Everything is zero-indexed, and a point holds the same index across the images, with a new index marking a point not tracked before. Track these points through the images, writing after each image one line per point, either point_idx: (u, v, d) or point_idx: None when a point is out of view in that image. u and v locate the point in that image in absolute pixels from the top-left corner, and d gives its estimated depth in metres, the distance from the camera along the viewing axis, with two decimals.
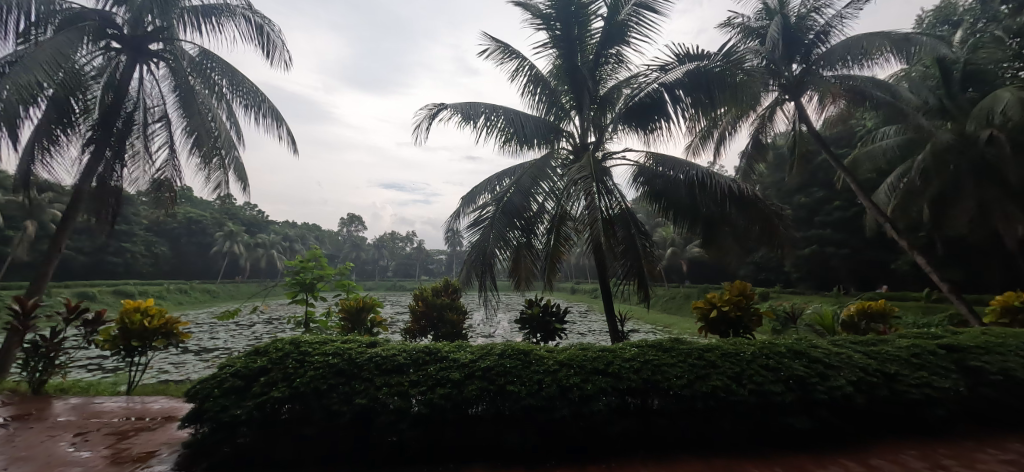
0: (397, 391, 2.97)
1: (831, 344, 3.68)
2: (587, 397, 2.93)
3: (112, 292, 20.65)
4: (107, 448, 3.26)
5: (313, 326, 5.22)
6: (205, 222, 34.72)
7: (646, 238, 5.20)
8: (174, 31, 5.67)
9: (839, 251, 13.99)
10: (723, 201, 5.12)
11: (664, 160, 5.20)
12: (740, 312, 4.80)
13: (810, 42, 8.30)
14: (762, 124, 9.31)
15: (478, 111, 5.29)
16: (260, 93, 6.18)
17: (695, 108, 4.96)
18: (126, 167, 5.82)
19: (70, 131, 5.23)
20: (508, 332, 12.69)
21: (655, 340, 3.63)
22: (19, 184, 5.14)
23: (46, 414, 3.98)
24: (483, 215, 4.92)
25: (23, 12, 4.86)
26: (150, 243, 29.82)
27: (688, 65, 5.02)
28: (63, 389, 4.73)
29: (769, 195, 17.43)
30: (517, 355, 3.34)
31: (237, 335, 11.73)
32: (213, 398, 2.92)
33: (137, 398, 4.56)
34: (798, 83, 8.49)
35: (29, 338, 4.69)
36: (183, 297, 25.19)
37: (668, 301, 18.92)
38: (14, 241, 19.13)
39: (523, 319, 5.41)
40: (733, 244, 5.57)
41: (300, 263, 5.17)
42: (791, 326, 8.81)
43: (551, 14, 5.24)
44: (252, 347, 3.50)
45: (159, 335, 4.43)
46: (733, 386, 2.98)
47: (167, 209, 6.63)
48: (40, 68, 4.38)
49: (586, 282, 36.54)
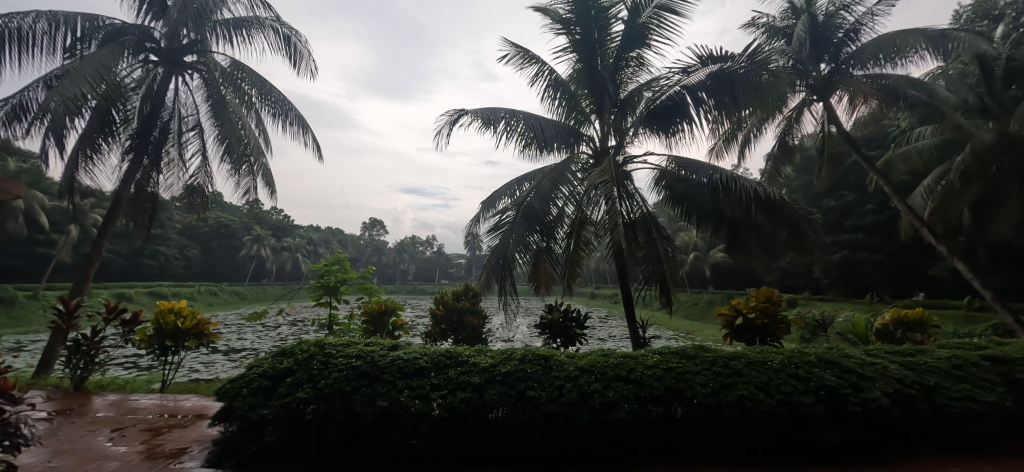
0: (417, 394, 2.99)
1: (865, 354, 3.52)
2: (608, 404, 2.89)
3: (149, 294, 21.73)
4: (142, 444, 3.39)
5: (336, 328, 5.27)
6: (234, 227, 36.00)
7: (669, 242, 5.10)
8: (207, 43, 5.92)
9: (871, 257, 13.42)
10: (748, 205, 4.98)
11: (686, 163, 5.15)
12: (767, 320, 4.64)
13: (839, 41, 8.05)
14: (788, 126, 9.07)
15: (498, 116, 5.31)
16: (288, 101, 6.37)
17: (719, 110, 4.85)
18: (161, 174, 6.09)
19: (110, 140, 5.51)
20: (528, 336, 12.69)
21: (678, 346, 3.55)
22: (64, 190, 5.44)
23: (86, 409, 4.18)
24: (502, 220, 4.92)
25: (70, 28, 5.18)
26: (183, 245, 31.34)
27: (712, 66, 4.93)
28: (102, 386, 4.95)
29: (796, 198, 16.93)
30: (538, 360, 3.32)
31: (264, 336, 12.10)
32: (242, 398, 3.03)
33: (170, 396, 4.73)
34: (827, 83, 8.30)
35: (72, 336, 4.91)
36: (213, 299, 26.17)
37: (690, 307, 18.57)
38: (59, 244, 20.36)
39: (542, 324, 5.36)
40: (759, 250, 5.38)
41: (324, 266, 5.26)
42: (822, 335, 8.49)
43: (571, 19, 5.22)
44: (278, 347, 3.60)
45: (191, 336, 4.58)
46: (759, 395, 2.88)
47: (199, 213, 6.91)
48: (85, 81, 4.63)
49: (606, 288, 36.29)
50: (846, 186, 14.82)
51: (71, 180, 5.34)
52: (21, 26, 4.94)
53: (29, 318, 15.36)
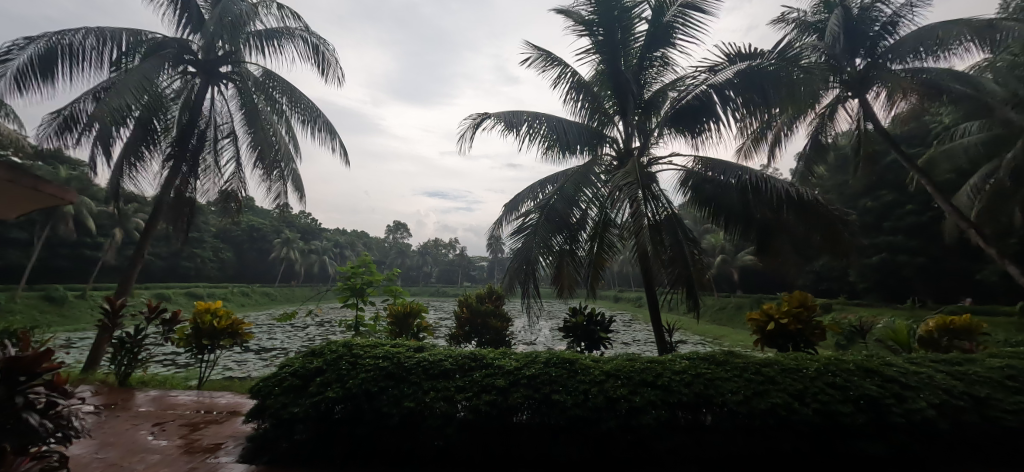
0: (443, 396, 3.01)
1: (909, 363, 3.34)
2: (634, 410, 2.83)
3: (187, 294, 22.75)
4: (181, 438, 3.53)
5: (363, 329, 5.36)
6: (264, 230, 37.26)
7: (696, 244, 4.98)
8: (240, 54, 6.17)
9: (912, 260, 12.76)
10: (779, 206, 4.82)
11: (714, 164, 5.08)
12: (802, 326, 4.47)
13: (875, 34, 7.72)
14: (821, 124, 8.75)
15: (521, 119, 5.30)
16: (316, 108, 6.55)
17: (747, 108, 4.69)
18: (198, 180, 6.37)
19: (152, 148, 5.80)
20: (551, 340, 12.61)
21: (707, 352, 3.46)
22: (110, 196, 5.76)
23: (129, 404, 4.39)
24: (526, 222, 4.91)
25: (116, 43, 5.50)
26: (217, 248, 32.71)
27: (741, 65, 4.78)
28: (144, 382, 5.19)
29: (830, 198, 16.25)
30: (562, 364, 3.28)
31: (294, 336, 12.47)
32: (274, 396, 3.13)
33: (206, 393, 4.93)
34: (862, 78, 7.96)
35: (117, 334, 5.18)
36: (245, 300, 27.15)
37: (718, 312, 18.08)
38: (105, 246, 21.61)
39: (566, 327, 5.31)
40: (791, 253, 5.18)
41: (351, 268, 5.38)
42: (860, 342, 8.12)
43: (594, 20, 5.17)
44: (308, 348, 3.70)
45: (225, 335, 4.76)
46: (793, 403, 2.76)
47: (233, 217, 7.18)
48: (129, 93, 4.90)
49: (631, 291, 35.74)
50: (884, 185, 14.13)
51: (117, 186, 5.65)
52: (72, 42, 5.27)
53: (80, 317, 16.37)
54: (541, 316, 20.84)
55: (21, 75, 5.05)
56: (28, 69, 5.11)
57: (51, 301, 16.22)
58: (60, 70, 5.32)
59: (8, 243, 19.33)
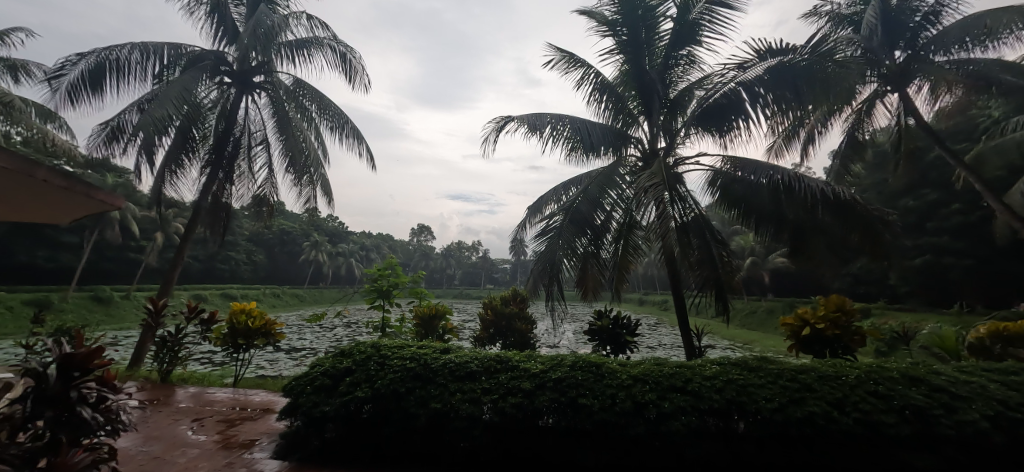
0: (469, 398, 3.03)
1: (958, 371, 3.14)
2: (663, 415, 2.78)
3: (222, 295, 23.73)
4: (218, 434, 3.67)
5: (389, 331, 5.45)
6: (294, 234, 38.50)
7: (725, 246, 4.84)
8: (272, 64, 6.41)
9: (958, 262, 12.07)
10: (813, 207, 4.65)
11: (744, 164, 4.97)
12: (839, 331, 4.28)
13: (915, 25, 7.37)
14: (858, 120, 8.39)
15: (544, 121, 5.29)
16: (344, 115, 6.74)
17: (778, 105, 4.54)
18: (234, 186, 6.64)
19: (191, 156, 6.09)
20: (575, 342, 12.52)
21: (739, 357, 3.34)
22: (153, 201, 6.07)
23: (170, 400, 4.60)
24: (550, 224, 4.90)
25: (158, 57, 5.79)
26: (250, 251, 34.03)
27: (771, 61, 4.64)
28: (183, 379, 5.43)
29: (869, 198, 15.51)
30: (589, 368, 3.24)
31: (323, 336, 12.80)
32: (306, 395, 3.24)
33: (241, 390, 5.12)
34: (903, 71, 7.59)
35: (159, 333, 5.44)
36: (276, 301, 28.10)
37: (747, 316, 17.53)
38: (148, 249, 22.82)
39: (591, 330, 5.25)
40: (827, 255, 4.98)
41: (377, 270, 5.48)
42: (903, 349, 7.71)
43: (617, 20, 5.13)
44: (338, 348, 3.79)
45: (259, 335, 4.94)
46: (832, 412, 2.63)
47: (265, 221, 7.44)
48: (170, 103, 5.16)
49: (656, 294, 35.09)
50: (926, 183, 13.39)
51: (159, 192, 5.96)
52: (120, 56, 5.59)
53: (125, 316, 17.33)
54: (567, 319, 20.73)
55: (73, 89, 5.41)
56: (79, 83, 5.46)
57: (99, 301, 17.26)
58: (108, 84, 5.65)
59: (62, 247, 20.63)
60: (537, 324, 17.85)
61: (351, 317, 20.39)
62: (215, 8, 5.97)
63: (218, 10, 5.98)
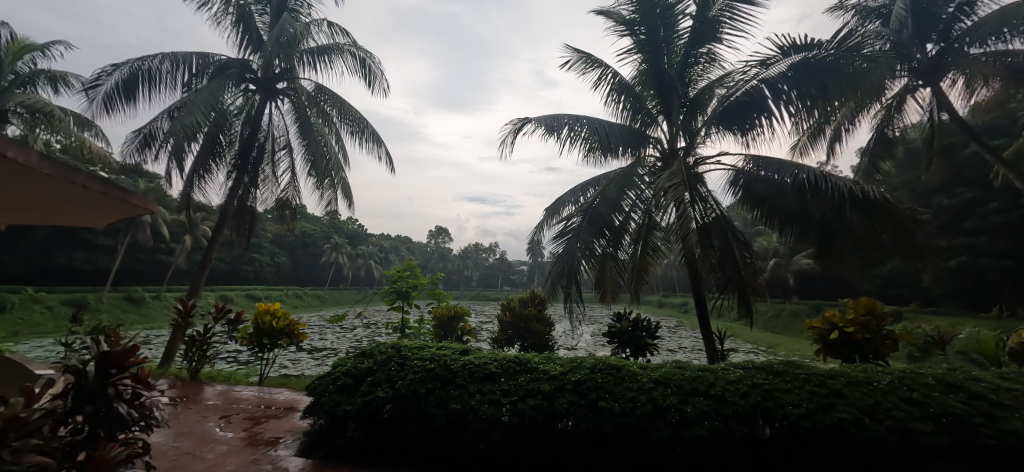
0: (488, 399, 3.04)
1: (1001, 378, 2.98)
2: (686, 420, 2.73)
3: (247, 296, 24.42)
4: (244, 431, 3.78)
5: (408, 332, 5.51)
6: (316, 236, 39.35)
7: (748, 248, 4.74)
8: (295, 71, 6.58)
9: (997, 264, 11.53)
10: (841, 206, 4.51)
11: (766, 163, 4.87)
12: (870, 335, 4.13)
13: (949, 17, 7.09)
14: (887, 116, 8.09)
15: (562, 122, 5.28)
16: (364, 119, 6.87)
17: (803, 102, 4.43)
18: (258, 190, 6.84)
19: (218, 161, 6.30)
20: (594, 345, 12.42)
21: (763, 361, 3.26)
22: (182, 205, 6.30)
23: (199, 398, 4.75)
24: (568, 226, 4.88)
25: (187, 66, 6.01)
26: (274, 253, 34.96)
27: (795, 57, 4.54)
28: (211, 377, 5.60)
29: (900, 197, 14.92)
30: (608, 370, 3.21)
31: (344, 337, 13.03)
32: (329, 394, 3.31)
33: (266, 389, 5.26)
34: (936, 64, 7.29)
35: (188, 332, 5.63)
36: (297, 302, 28.74)
37: (771, 320, 17.08)
38: (177, 252, 23.68)
39: (610, 333, 5.21)
40: (855, 256, 4.81)
41: (397, 272, 5.54)
42: (939, 354, 7.37)
43: (635, 19, 5.09)
44: (360, 349, 3.85)
45: (283, 335, 5.06)
46: (864, 419, 2.54)
47: (288, 223, 7.63)
48: (199, 111, 5.35)
49: (677, 296, 34.56)
50: (961, 181, 12.83)
51: (188, 196, 6.18)
52: (152, 66, 5.82)
53: (156, 316, 17.99)
54: (585, 321, 20.60)
55: (108, 98, 5.71)
56: (115, 93, 5.75)
57: (132, 302, 17.99)
58: (141, 93, 5.91)
59: (98, 249, 21.54)
60: (556, 326, 17.80)
61: (372, 317, 20.69)
62: (241, 18, 6.16)
63: (243, 19, 6.17)
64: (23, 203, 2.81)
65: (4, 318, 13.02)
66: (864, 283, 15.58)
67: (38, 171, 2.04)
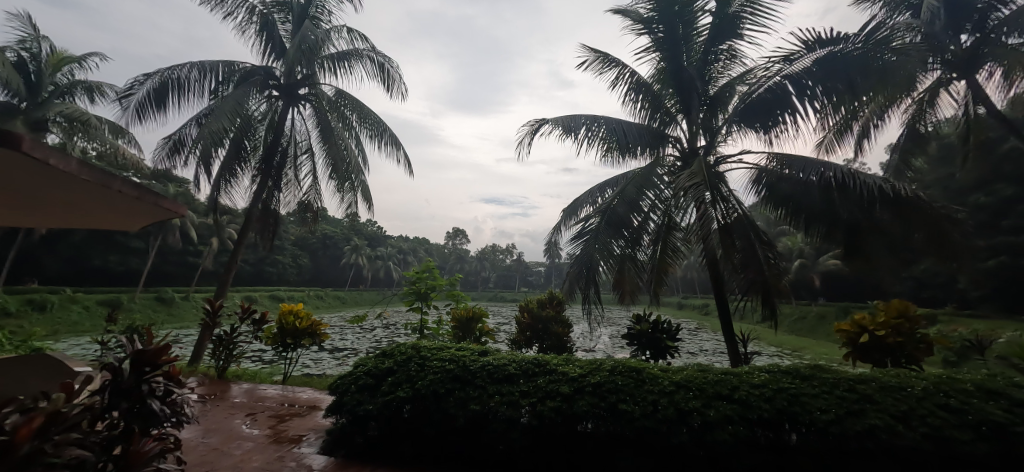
0: (507, 400, 3.05)
1: None
2: (709, 424, 2.66)
3: (271, 297, 25.09)
4: (269, 429, 3.87)
5: (427, 332, 5.57)
6: (336, 238, 40.14)
7: (772, 248, 4.62)
8: (316, 76, 6.73)
9: None
10: (870, 205, 4.37)
11: (791, 161, 4.76)
12: (902, 339, 3.97)
13: (985, 6, 6.78)
14: (918, 112, 7.80)
15: (579, 122, 5.26)
16: (382, 122, 6.98)
17: (829, 98, 4.30)
18: (282, 193, 7.02)
19: (243, 166, 6.50)
20: (612, 347, 12.32)
21: (790, 364, 3.16)
22: (209, 209, 6.50)
23: (226, 395, 4.90)
24: (586, 227, 4.85)
25: (214, 74, 6.22)
26: (297, 255, 35.86)
27: (820, 51, 4.42)
28: (237, 375, 5.77)
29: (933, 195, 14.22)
30: (628, 373, 3.17)
31: (364, 337, 13.25)
32: (351, 394, 3.37)
33: (290, 388, 5.39)
34: (971, 56, 6.98)
35: (215, 331, 5.81)
36: (318, 303, 29.37)
37: (796, 322, 16.62)
38: (205, 254, 24.52)
39: (629, 335, 5.15)
40: (886, 257, 4.64)
41: (416, 273, 5.61)
42: (978, 360, 7.04)
43: (653, 17, 5.03)
44: (380, 349, 3.91)
45: (306, 335, 5.18)
46: (897, 426, 2.44)
47: (309, 226, 7.81)
48: (225, 117, 5.53)
49: (698, 297, 33.97)
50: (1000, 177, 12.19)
51: (215, 200, 6.39)
52: (181, 75, 6.05)
53: (185, 316, 18.65)
54: (604, 323, 20.45)
55: (140, 106, 5.97)
56: (146, 101, 6.00)
57: (163, 303, 18.71)
58: (170, 101, 6.13)
59: (130, 252, 22.45)
60: (575, 328, 17.72)
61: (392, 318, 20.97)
62: (264, 26, 6.35)
63: (266, 27, 6.35)
64: (63, 208, 2.94)
65: (45, 317, 13.70)
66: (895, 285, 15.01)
67: (77, 178, 2.13)
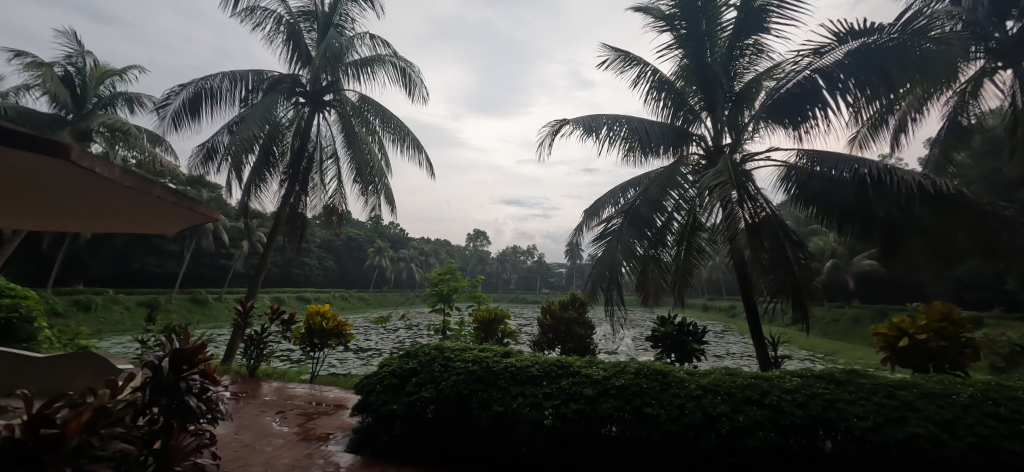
0: (531, 402, 3.05)
1: None
2: (737, 430, 2.59)
3: (298, 299, 25.82)
4: (298, 426, 3.99)
5: (450, 333, 5.62)
6: (360, 240, 41.02)
7: (803, 248, 4.47)
8: (340, 83, 6.90)
9: None
10: (908, 202, 4.17)
11: (823, 158, 4.59)
12: (946, 343, 3.77)
13: None
14: (960, 104, 7.40)
15: (600, 122, 5.22)
16: (404, 126, 7.10)
17: (862, 92, 4.13)
18: (308, 197, 7.21)
19: (271, 171, 6.72)
20: (636, 349, 12.13)
21: (823, 369, 3.04)
22: (240, 213, 6.75)
23: (257, 393, 5.08)
24: (608, 228, 4.80)
25: (245, 83, 6.46)
26: (323, 257, 36.85)
27: (852, 43, 4.25)
28: (268, 374, 5.97)
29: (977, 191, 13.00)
30: (654, 376, 3.12)
31: (388, 338, 13.48)
32: (377, 393, 3.44)
33: (317, 387, 5.53)
34: (1019, 43, 6.57)
35: (247, 331, 6.01)
36: (343, 304, 30.04)
37: (830, 325, 15.98)
38: (236, 256, 25.46)
39: (654, 337, 5.07)
40: (926, 257, 4.41)
41: (438, 275, 5.67)
42: None
43: (676, 14, 4.96)
44: (405, 349, 3.96)
45: (332, 335, 5.32)
46: (941, 435, 2.32)
47: (334, 229, 8.00)
48: (255, 124, 5.73)
49: (725, 299, 33.11)
50: None
51: (246, 204, 6.63)
52: (214, 85, 6.30)
53: (217, 316, 19.40)
54: (628, 325, 20.22)
55: (176, 115, 6.26)
56: (182, 110, 6.29)
57: (197, 304, 19.53)
58: (204, 109, 6.39)
59: (167, 255, 23.57)
60: (599, 330, 17.59)
61: (416, 320, 21.24)
62: (291, 35, 6.56)
63: (293, 37, 6.57)
64: (109, 213, 3.10)
65: (89, 317, 14.47)
66: (938, 287, 14.23)
67: (120, 184, 2.24)
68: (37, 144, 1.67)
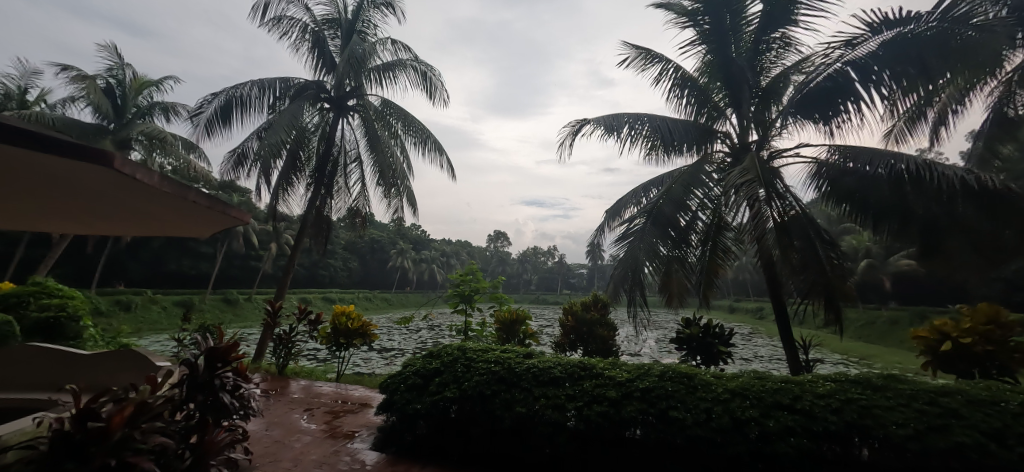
0: (553, 404, 3.04)
1: None
2: (767, 435, 2.52)
3: (324, 299, 26.49)
4: (325, 424, 4.10)
5: (472, 334, 5.66)
6: (382, 242, 41.80)
7: (835, 248, 4.31)
8: (363, 88, 7.06)
9: None
10: (949, 199, 3.96)
11: (856, 153, 4.41)
12: (993, 347, 3.55)
13: None
14: (1006, 93, 6.99)
15: (621, 121, 5.17)
16: (426, 129, 7.20)
17: (898, 84, 3.96)
18: (333, 200, 7.40)
19: (298, 175, 6.92)
20: (660, 352, 11.91)
21: (859, 373, 2.92)
22: (270, 216, 6.99)
23: (286, 391, 5.25)
24: (630, 228, 4.74)
25: (272, 90, 6.68)
26: (346, 258, 37.72)
27: (886, 33, 4.06)
28: (295, 372, 6.16)
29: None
30: (680, 379, 3.06)
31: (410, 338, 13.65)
32: (401, 392, 3.50)
33: (343, 385, 5.67)
34: None
35: (277, 330, 6.21)
36: (366, 304, 30.64)
37: (865, 327, 15.33)
38: (265, 258, 26.36)
39: (678, 339, 4.98)
40: (970, 256, 4.18)
41: (460, 276, 5.72)
42: None
43: (698, 9, 4.87)
44: (429, 350, 4.01)
45: (357, 335, 5.44)
46: (989, 444, 2.17)
47: (358, 231, 8.18)
48: (283, 130, 5.93)
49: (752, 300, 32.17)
50: None
51: (274, 208, 6.85)
52: (243, 93, 6.55)
53: (248, 316, 20.12)
54: (652, 326, 19.92)
55: (209, 123, 6.53)
56: (214, 118, 6.55)
57: (229, 304, 20.30)
58: (234, 117, 6.65)
59: (200, 257, 24.59)
60: (622, 332, 17.38)
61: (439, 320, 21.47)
62: (316, 43, 6.76)
63: (318, 44, 6.76)
64: (151, 218, 3.26)
65: (130, 317, 15.23)
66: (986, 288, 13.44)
67: (160, 190, 2.35)
68: (89, 155, 1.76)
